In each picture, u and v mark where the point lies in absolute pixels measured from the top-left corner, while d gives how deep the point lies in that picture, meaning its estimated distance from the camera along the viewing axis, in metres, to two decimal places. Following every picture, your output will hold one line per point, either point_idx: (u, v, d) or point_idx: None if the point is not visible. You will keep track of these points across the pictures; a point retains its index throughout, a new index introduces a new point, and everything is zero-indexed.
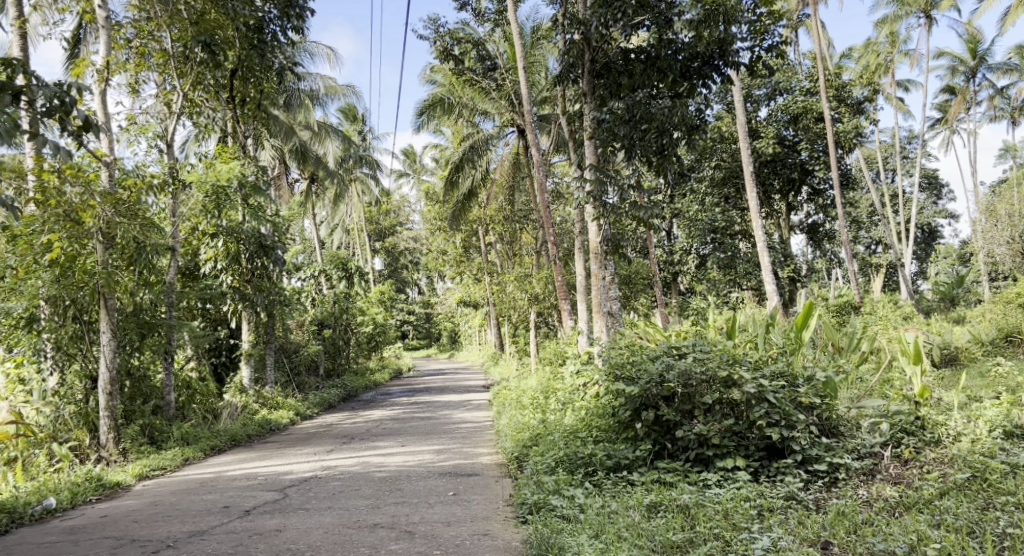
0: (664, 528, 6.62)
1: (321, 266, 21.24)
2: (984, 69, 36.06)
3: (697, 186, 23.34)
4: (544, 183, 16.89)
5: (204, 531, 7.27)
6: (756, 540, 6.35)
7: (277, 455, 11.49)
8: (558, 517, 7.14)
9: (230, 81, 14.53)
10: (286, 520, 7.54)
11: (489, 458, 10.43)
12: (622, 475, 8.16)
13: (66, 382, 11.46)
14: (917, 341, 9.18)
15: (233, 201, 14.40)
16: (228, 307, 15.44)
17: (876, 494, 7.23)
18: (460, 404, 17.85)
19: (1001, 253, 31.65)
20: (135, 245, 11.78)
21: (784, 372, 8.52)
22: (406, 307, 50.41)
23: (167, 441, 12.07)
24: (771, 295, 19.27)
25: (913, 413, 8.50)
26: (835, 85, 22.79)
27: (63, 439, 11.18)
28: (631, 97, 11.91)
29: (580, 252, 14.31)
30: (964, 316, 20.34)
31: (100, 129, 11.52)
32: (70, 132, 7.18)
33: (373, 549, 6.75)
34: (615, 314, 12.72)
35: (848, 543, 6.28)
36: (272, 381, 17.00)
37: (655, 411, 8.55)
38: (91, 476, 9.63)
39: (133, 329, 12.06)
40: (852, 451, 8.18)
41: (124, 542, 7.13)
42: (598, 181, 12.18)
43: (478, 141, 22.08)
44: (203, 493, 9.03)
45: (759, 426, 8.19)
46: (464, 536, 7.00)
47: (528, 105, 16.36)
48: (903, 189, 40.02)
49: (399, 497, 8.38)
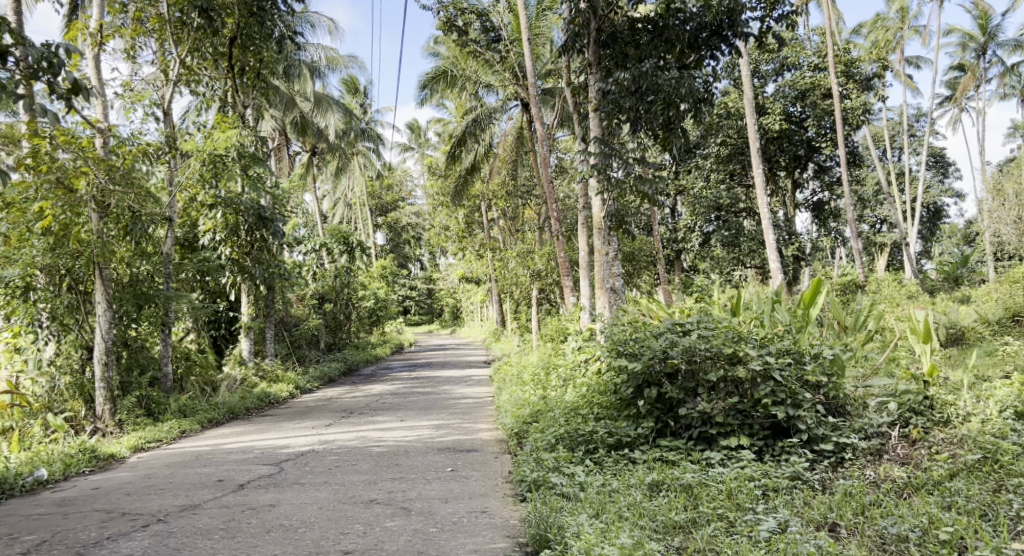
0: (667, 507, 6.45)
1: (323, 240, 20.96)
2: (994, 46, 35.63)
3: (703, 162, 23.20)
4: (548, 159, 16.50)
5: (195, 505, 7.11)
6: (761, 522, 6.16)
7: (274, 428, 11.38)
8: (557, 495, 6.95)
9: (228, 50, 14.13)
10: (280, 495, 7.39)
11: (489, 434, 10.30)
12: (624, 453, 8.00)
13: (63, 352, 11.37)
14: (928, 319, 9.02)
15: (231, 169, 14.12)
16: (227, 280, 15.17)
17: (884, 475, 7.06)
18: (461, 379, 17.72)
19: (1008, 233, 31.36)
20: (131, 214, 11.41)
21: (790, 349, 8.34)
22: (408, 282, 50.30)
23: (164, 413, 11.94)
24: (774, 274, 19.07)
25: (921, 392, 8.30)
26: (844, 61, 22.37)
27: (58, 410, 11.07)
28: (637, 67, 11.59)
29: (586, 226, 13.92)
30: (971, 296, 20.14)
31: (94, 93, 11.30)
32: (59, 94, 6.90)
33: (368, 526, 6.58)
34: (618, 290, 12.59)
35: (856, 525, 6.12)
36: (272, 354, 16.89)
37: (657, 389, 8.37)
38: (84, 447, 9.48)
39: (130, 300, 11.90)
40: (859, 430, 8.00)
41: (115, 515, 6.96)
42: (603, 154, 11.90)
43: (481, 114, 21.74)
44: (198, 466, 8.90)
45: (763, 404, 8.00)
46: (461, 513, 6.85)
47: (531, 77, 16.02)
48: (910, 168, 39.76)
49: (396, 472, 8.23)
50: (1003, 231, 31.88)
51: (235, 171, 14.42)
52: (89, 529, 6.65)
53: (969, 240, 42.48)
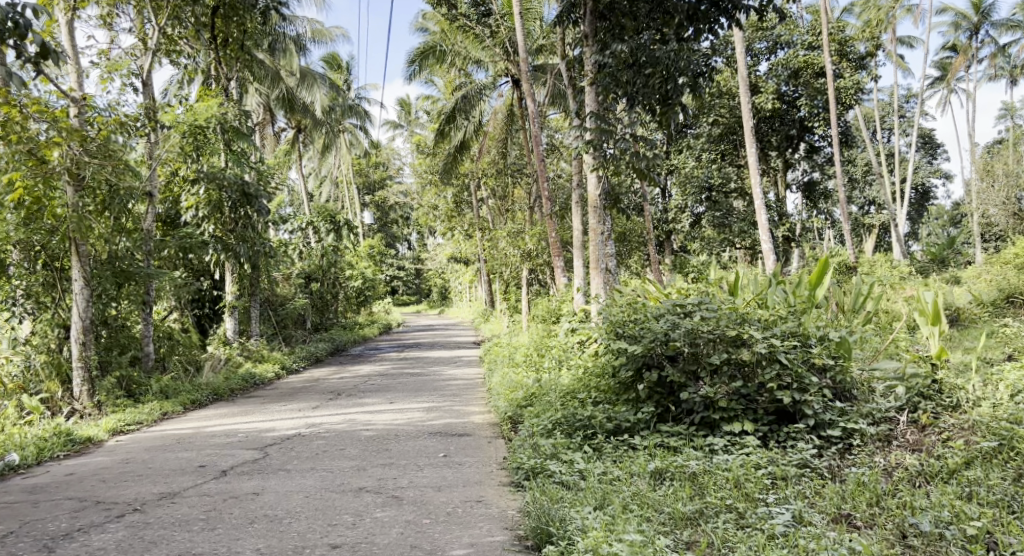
0: (673, 497, 6.16)
1: (310, 218, 20.55)
2: (987, 26, 35.32)
3: (694, 141, 22.87)
4: (539, 137, 15.92)
5: (174, 494, 6.75)
6: (774, 515, 5.86)
7: (259, 411, 11.02)
8: (555, 484, 6.64)
9: (212, 20, 14.15)
10: (265, 483, 7.04)
11: (482, 417, 9.98)
12: (623, 439, 7.68)
13: (39, 332, 11.21)
14: (937, 300, 8.71)
15: (213, 142, 13.93)
16: (210, 258, 14.68)
17: (896, 462, 6.78)
18: (450, 360, 17.41)
19: (996, 214, 31.25)
20: (108, 189, 11.28)
21: (795, 331, 7.99)
22: (394, 263, 49.83)
23: (145, 394, 11.60)
24: (767, 255, 18.65)
25: (929, 376, 8.04)
26: (839, 39, 21.75)
27: (34, 390, 10.94)
28: (635, 40, 11.25)
29: (580, 203, 13.40)
30: (961, 277, 20.05)
31: (66, 62, 10.81)
32: (25, 57, 6.43)
33: (357, 517, 6.25)
34: (612, 270, 12.24)
35: (872, 517, 5.86)
36: (257, 334, 16.55)
37: (658, 372, 8.09)
38: (60, 430, 9.11)
39: (107, 277, 11.47)
40: (867, 416, 7.69)
41: (87, 504, 6.60)
42: (598, 130, 11.54)
43: (471, 91, 21.06)
44: (178, 451, 8.53)
45: (769, 388, 7.69)
46: (457, 503, 6.52)
47: (523, 53, 15.54)
48: (899, 149, 39.61)
49: (386, 459, 7.88)
50: (992, 213, 31.77)
51: (217, 145, 14.15)
52: (60, 519, 6.28)
53: (956, 221, 42.43)
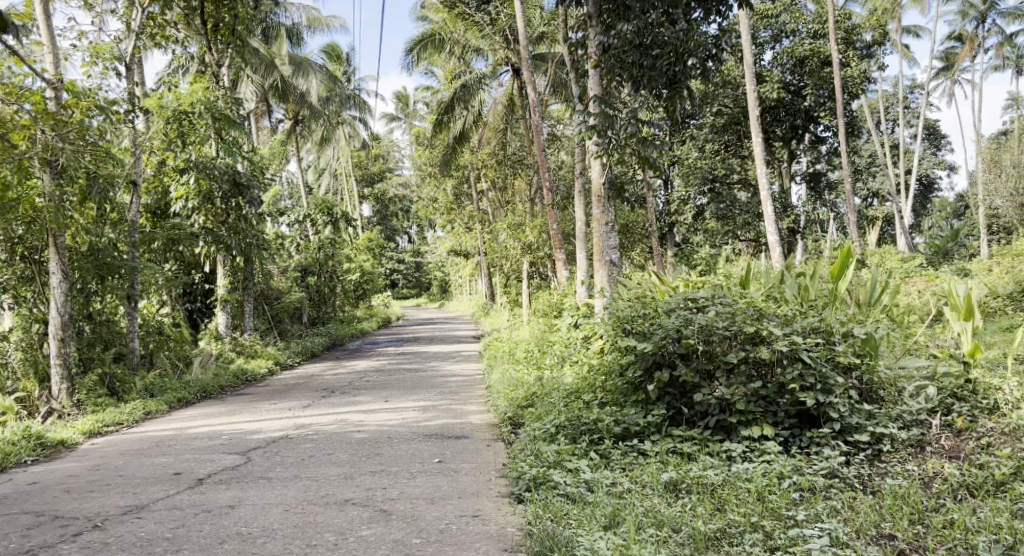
0: (692, 515, 5.58)
1: (306, 210, 19.72)
2: (994, 14, 34.66)
3: (697, 132, 22.13)
4: (540, 126, 15.11)
5: (141, 507, 6.18)
6: (808, 537, 5.28)
7: (247, 410, 10.43)
8: (560, 497, 6.07)
9: (203, 5, 13.57)
10: (242, 493, 6.46)
11: (480, 417, 9.40)
12: (632, 445, 7.11)
13: (16, 328, 10.65)
14: (969, 295, 8.07)
15: (201, 130, 13.20)
16: (200, 250, 14.13)
17: (932, 472, 6.21)
18: (449, 355, 16.85)
19: (1003, 204, 30.64)
20: (88, 176, 10.48)
21: (818, 327, 7.40)
22: (393, 255, 49.39)
23: (129, 392, 10.96)
24: (774, 247, 17.88)
25: (963, 376, 7.39)
26: (844, 27, 21.26)
27: (9, 389, 10.31)
28: (642, 18, 10.43)
29: (581, 193, 12.57)
30: (969, 268, 19.51)
31: (41, 42, 10.19)
32: None
33: (340, 535, 5.66)
34: (616, 263, 11.53)
35: (915, 538, 5.30)
36: (251, 328, 16.04)
37: (670, 371, 7.49)
38: (30, 434, 8.52)
39: (88, 269, 10.92)
40: (896, 419, 7.10)
41: (43, 520, 6.02)
42: (603, 114, 10.80)
43: (470, 80, 20.17)
44: (154, 456, 7.95)
45: (790, 389, 7.10)
46: (450, 519, 5.94)
47: (524, 40, 14.73)
48: (904, 140, 39.04)
49: (376, 465, 7.29)
50: (999, 203, 31.13)
51: (207, 134, 13.48)
52: (9, 538, 5.70)
53: (961, 212, 41.89)
